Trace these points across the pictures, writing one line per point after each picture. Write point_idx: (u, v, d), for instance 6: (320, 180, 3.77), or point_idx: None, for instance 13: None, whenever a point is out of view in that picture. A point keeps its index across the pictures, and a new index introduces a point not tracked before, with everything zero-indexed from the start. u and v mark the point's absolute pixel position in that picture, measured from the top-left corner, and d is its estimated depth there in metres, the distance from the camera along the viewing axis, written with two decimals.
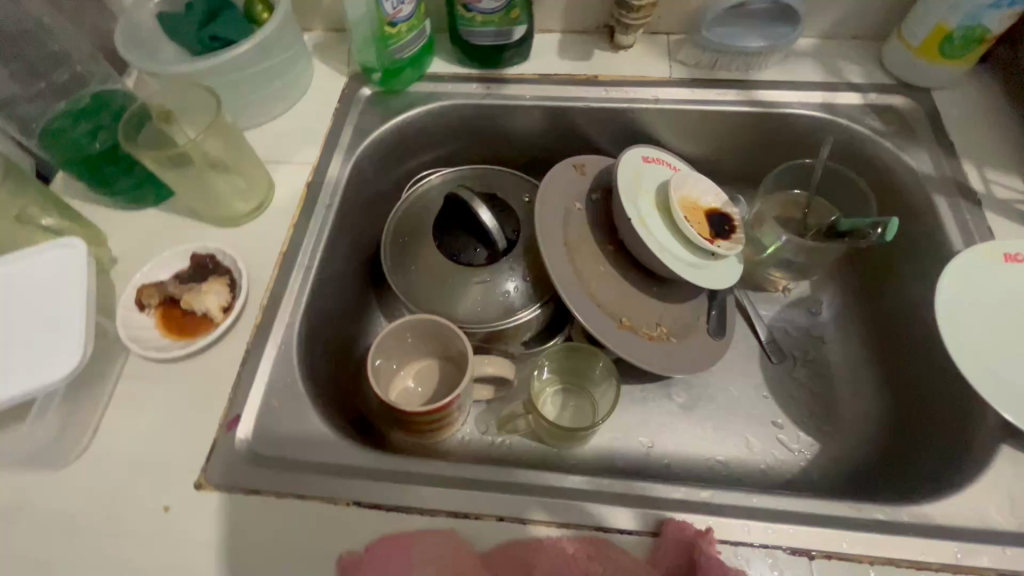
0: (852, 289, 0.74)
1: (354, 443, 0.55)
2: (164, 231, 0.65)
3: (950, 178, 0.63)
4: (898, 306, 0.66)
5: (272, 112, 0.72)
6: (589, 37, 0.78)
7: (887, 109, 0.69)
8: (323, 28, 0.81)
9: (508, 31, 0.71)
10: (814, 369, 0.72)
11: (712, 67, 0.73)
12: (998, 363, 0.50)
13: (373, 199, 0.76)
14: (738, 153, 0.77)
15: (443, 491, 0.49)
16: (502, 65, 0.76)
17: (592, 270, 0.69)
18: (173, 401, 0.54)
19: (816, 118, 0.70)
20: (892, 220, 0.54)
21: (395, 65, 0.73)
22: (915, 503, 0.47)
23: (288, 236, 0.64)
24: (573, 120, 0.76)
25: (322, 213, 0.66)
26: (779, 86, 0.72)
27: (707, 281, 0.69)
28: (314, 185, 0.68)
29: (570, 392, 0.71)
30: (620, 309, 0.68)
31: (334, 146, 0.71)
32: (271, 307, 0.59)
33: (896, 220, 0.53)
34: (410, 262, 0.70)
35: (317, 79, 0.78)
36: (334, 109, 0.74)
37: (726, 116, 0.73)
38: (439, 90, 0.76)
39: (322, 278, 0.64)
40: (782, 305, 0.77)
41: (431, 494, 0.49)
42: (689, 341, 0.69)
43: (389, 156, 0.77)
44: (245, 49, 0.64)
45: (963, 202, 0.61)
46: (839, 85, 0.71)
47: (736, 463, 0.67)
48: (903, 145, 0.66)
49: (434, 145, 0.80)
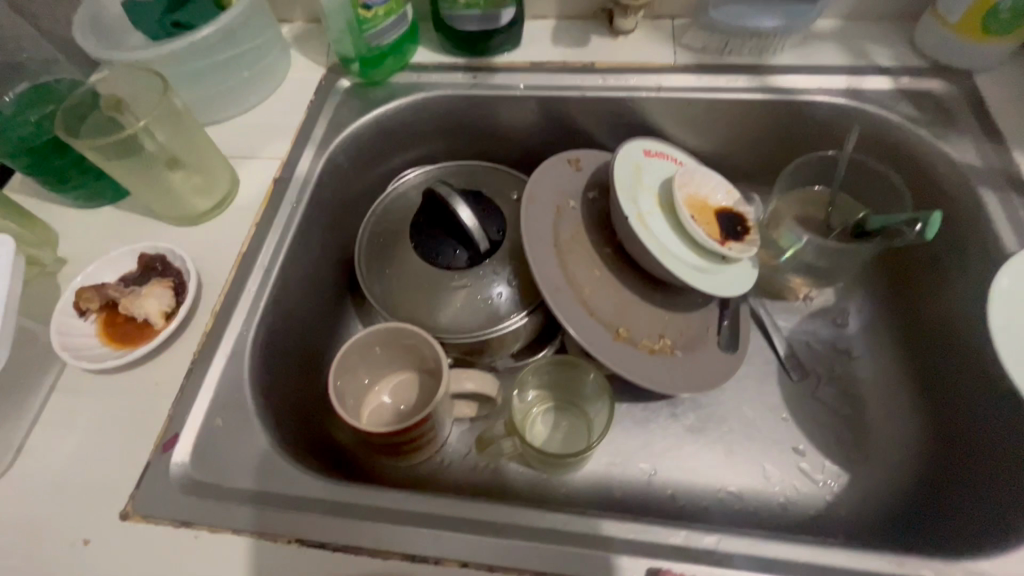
0: (882, 297, 0.65)
1: (310, 468, 0.48)
2: (118, 230, 0.59)
3: (998, 169, 0.55)
4: (940, 318, 0.57)
5: (242, 104, 0.68)
6: (585, 23, 0.72)
7: (920, 94, 0.61)
8: (303, 19, 0.77)
9: (494, 15, 0.65)
10: (841, 388, 0.63)
11: (720, 51, 0.66)
12: None
13: (350, 198, 0.70)
14: (751, 147, 0.70)
15: (402, 529, 0.42)
16: (491, 53, 0.70)
17: (587, 275, 0.62)
18: (107, 418, 0.48)
19: (839, 106, 0.63)
20: (933, 214, 0.46)
21: (374, 53, 0.68)
22: (969, 558, 0.39)
23: (249, 235, 0.58)
24: (568, 112, 0.70)
25: (288, 210, 0.61)
26: (797, 71, 0.64)
27: (715, 286, 0.61)
28: (281, 181, 0.62)
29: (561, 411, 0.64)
30: (618, 318, 0.61)
31: (306, 140, 0.66)
32: (223, 313, 0.53)
33: (938, 214, 0.45)
34: (386, 265, 0.64)
35: (294, 71, 0.73)
36: (309, 101, 0.69)
37: (737, 105, 0.66)
38: (422, 80, 0.70)
39: (286, 282, 0.58)
40: (803, 315, 0.69)
41: (388, 532, 0.42)
42: (697, 355, 0.62)
43: (369, 152, 0.71)
44: (207, 34, 0.59)
45: (1015, 196, 0.53)
46: (865, 69, 0.63)
47: (751, 495, 0.58)
48: (941, 133, 0.58)
49: (419, 141, 0.74)
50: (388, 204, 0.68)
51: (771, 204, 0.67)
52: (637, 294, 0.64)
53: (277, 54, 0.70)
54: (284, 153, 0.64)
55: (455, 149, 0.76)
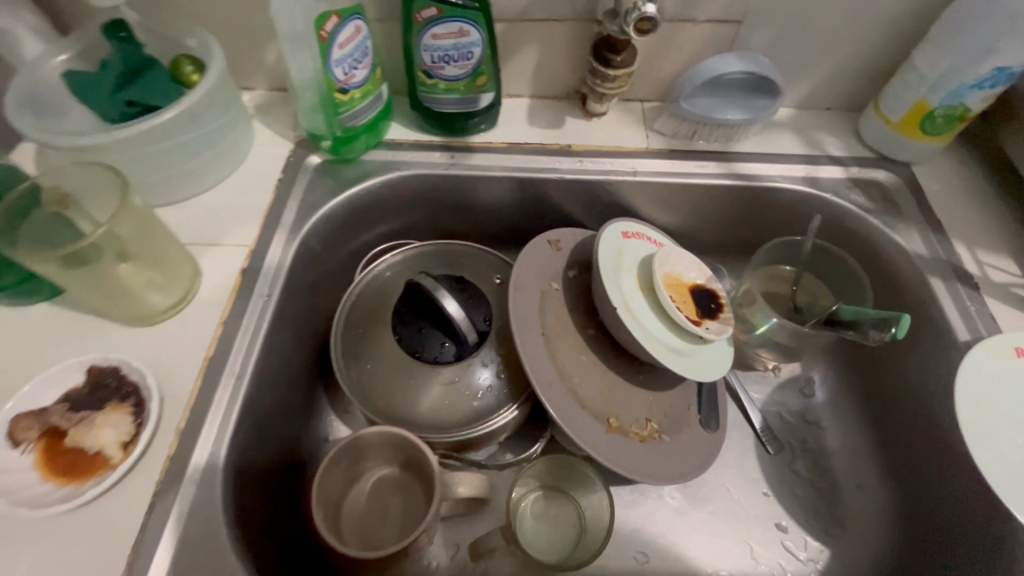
0: (844, 368, 0.69)
1: None
2: (60, 333, 0.53)
3: (943, 259, 0.60)
4: (901, 395, 0.61)
5: (202, 184, 0.63)
6: (559, 103, 0.73)
7: (870, 183, 0.67)
8: (266, 88, 0.73)
9: (473, 98, 0.65)
10: (814, 460, 0.66)
11: (690, 137, 0.69)
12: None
13: (322, 281, 0.66)
14: (720, 225, 0.73)
15: None
16: (467, 132, 0.70)
17: (574, 362, 0.62)
18: (53, 570, 0.42)
19: (800, 193, 0.67)
20: (903, 317, 0.49)
21: (347, 133, 0.65)
22: None
23: (215, 336, 0.53)
24: (546, 191, 0.70)
25: (258, 304, 0.56)
26: (760, 158, 0.68)
27: (698, 370, 0.63)
28: (249, 271, 0.58)
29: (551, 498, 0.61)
30: (607, 406, 0.61)
31: (276, 224, 0.62)
32: (189, 431, 0.48)
33: (908, 318, 0.48)
34: (364, 357, 0.60)
35: (259, 145, 0.69)
36: (277, 180, 0.66)
37: (708, 189, 0.69)
38: (398, 158, 0.68)
39: (258, 386, 0.53)
40: (773, 386, 0.71)
41: None
42: (682, 438, 0.63)
43: (341, 231, 0.68)
44: (167, 117, 0.55)
45: (961, 286, 0.58)
46: (820, 158, 0.68)
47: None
48: (891, 223, 0.63)
49: (392, 217, 0.72)
50: (363, 288, 0.64)
51: (742, 282, 0.70)
52: (622, 377, 0.64)
53: (240, 130, 0.66)
54: (252, 240, 0.60)
55: (429, 224, 0.74)
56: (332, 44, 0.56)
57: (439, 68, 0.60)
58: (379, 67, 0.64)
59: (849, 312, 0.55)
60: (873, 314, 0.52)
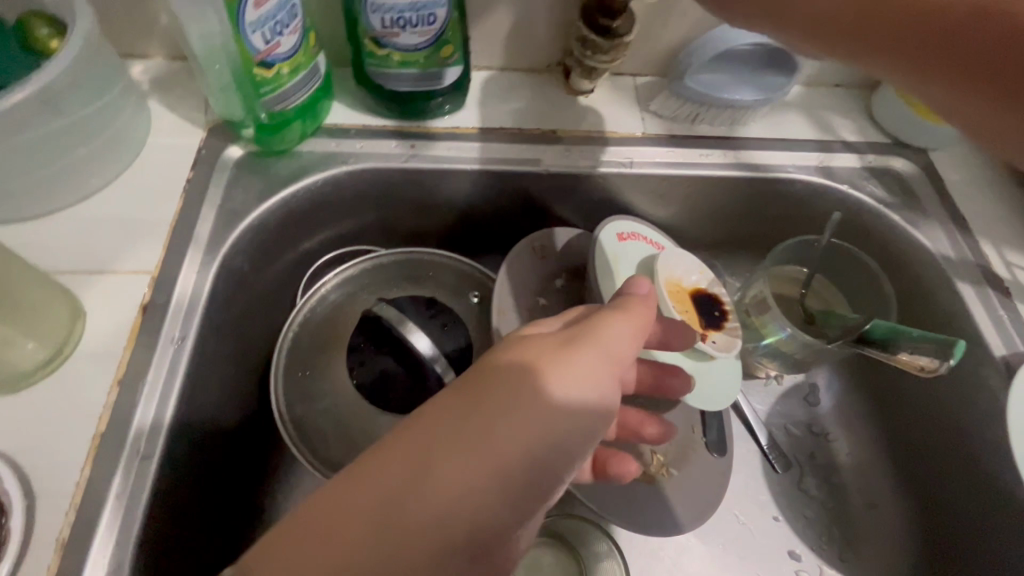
0: (853, 374, 0.64)
1: None
2: None
3: (972, 261, 0.54)
4: (920, 409, 0.56)
5: (80, 189, 0.48)
6: (538, 78, 0.61)
7: (887, 173, 0.60)
8: (164, 56, 0.57)
9: (436, 74, 0.52)
10: (824, 478, 0.61)
11: (691, 120, 0.60)
12: None
13: (255, 306, 0.53)
14: (721, 220, 0.64)
15: None
16: (429, 115, 0.57)
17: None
18: None
19: (813, 184, 0.59)
20: (956, 342, 0.43)
21: (275, 118, 0.51)
22: None
23: (110, 401, 0.40)
24: (527, 187, 0.59)
25: (166, 352, 0.43)
26: (769, 145, 0.60)
27: (705, 396, 0.56)
28: (152, 307, 0.44)
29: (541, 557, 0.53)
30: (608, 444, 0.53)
31: (186, 240, 0.48)
32: (78, 544, 0.36)
33: (964, 344, 0.42)
34: (316, 404, 0.49)
35: (159, 133, 0.53)
36: (185, 180, 0.51)
37: (711, 182, 0.60)
38: (343, 149, 0.55)
39: (173, 461, 0.41)
40: (778, 396, 0.65)
41: None
42: (690, 469, 0.55)
43: (275, 243, 0.54)
44: (17, 100, 0.40)
45: (991, 291, 0.52)
46: (833, 144, 0.61)
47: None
48: (913, 219, 0.57)
49: (340, 220, 0.58)
50: (309, 315, 0.52)
51: (748, 285, 0.62)
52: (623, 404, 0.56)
53: (130, 114, 0.50)
54: (154, 264, 0.46)
55: (386, 226, 0.61)
56: (244, 0, 0.41)
57: (392, 34, 0.47)
58: (313, 32, 0.50)
59: (879, 329, 0.49)
60: (909, 334, 0.46)
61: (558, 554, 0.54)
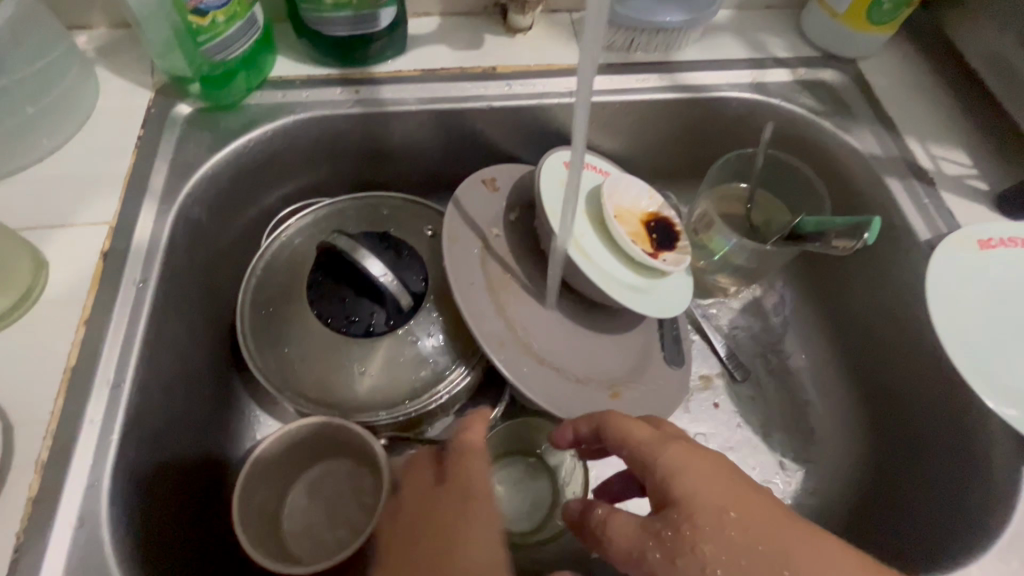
0: (804, 284, 0.66)
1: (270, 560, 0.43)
2: None
3: (899, 158, 0.57)
4: (864, 303, 0.59)
5: (33, 151, 0.50)
6: (477, 20, 0.63)
7: (818, 85, 0.62)
8: (107, 25, 0.58)
9: (370, 16, 0.53)
10: (781, 383, 0.63)
11: (628, 48, 0.62)
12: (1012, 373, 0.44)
13: (218, 257, 0.56)
14: (666, 146, 0.67)
15: None
16: (370, 61, 0.58)
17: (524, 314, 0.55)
18: None
19: (747, 101, 0.62)
20: (871, 220, 0.46)
21: (218, 70, 0.53)
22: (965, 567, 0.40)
23: (78, 339, 0.43)
24: (473, 125, 0.61)
25: (128, 292, 0.45)
26: (703, 67, 0.62)
27: (658, 306, 0.57)
28: (112, 254, 0.46)
29: (516, 468, 0.57)
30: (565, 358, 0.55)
31: (141, 192, 0.50)
32: (57, 465, 0.38)
33: (877, 220, 0.45)
34: (281, 339, 0.51)
35: (108, 97, 0.55)
36: (138, 138, 0.53)
37: (651, 106, 0.62)
38: (291, 100, 0.57)
39: (143, 392, 0.44)
40: (735, 312, 0.67)
41: None
42: (648, 379, 0.58)
43: (232, 196, 0.56)
44: None
45: (917, 183, 0.55)
46: (766, 61, 0.63)
47: None
48: (843, 125, 0.60)
49: (296, 171, 0.60)
50: (270, 258, 0.54)
51: (695, 205, 0.64)
52: (579, 322, 0.58)
53: (72, 76, 0.52)
54: (112, 214, 0.48)
55: (343, 175, 0.63)
56: None
57: None
58: None
59: (803, 223, 0.54)
60: (825, 222, 0.51)
61: (528, 463, 0.57)
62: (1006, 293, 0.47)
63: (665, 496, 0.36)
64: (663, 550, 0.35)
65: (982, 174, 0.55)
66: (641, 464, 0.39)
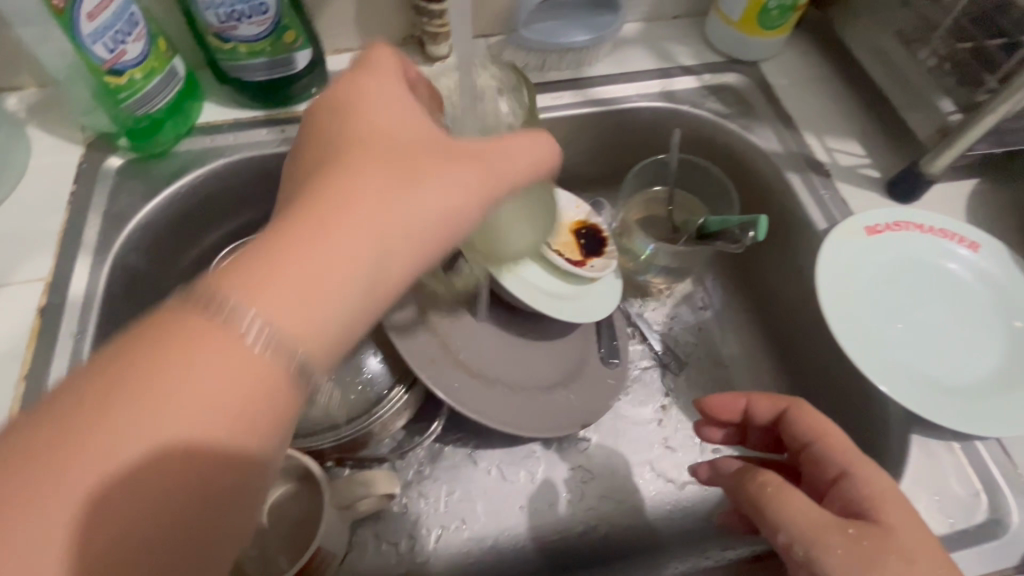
0: (730, 276, 0.70)
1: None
2: None
3: (797, 153, 0.60)
4: (780, 290, 0.63)
5: None
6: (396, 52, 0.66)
7: (723, 88, 0.66)
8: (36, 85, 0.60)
9: (286, 60, 0.56)
10: (714, 372, 0.67)
11: (541, 68, 0.65)
12: (898, 352, 0.48)
13: (160, 300, 0.58)
14: (590, 156, 0.70)
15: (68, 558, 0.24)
16: (293, 100, 0.61)
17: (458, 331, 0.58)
18: None
19: (658, 109, 0.65)
20: (760, 218, 0.50)
21: (143, 122, 0.55)
22: None
23: (20, 395, 0.45)
24: None
25: (66, 344, 0.47)
26: (614, 81, 0.65)
27: (586, 311, 0.61)
28: (49, 309, 0.48)
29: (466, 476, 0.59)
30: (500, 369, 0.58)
31: (75, 246, 0.52)
32: None
33: (763, 219, 0.49)
34: None
35: (40, 155, 0.57)
36: (70, 194, 0.55)
37: (568, 121, 0.65)
38: (219, 144, 0.59)
39: None
40: (669, 307, 0.69)
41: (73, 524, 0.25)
42: (582, 382, 0.61)
43: (169, 240, 0.58)
44: None
45: (815, 176, 0.59)
46: (673, 70, 0.66)
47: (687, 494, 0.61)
48: (747, 125, 0.63)
49: (231, 210, 0.62)
50: None
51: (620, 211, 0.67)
52: (513, 334, 0.61)
53: None
54: (47, 271, 0.50)
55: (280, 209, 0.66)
56: (74, 14, 0.45)
57: (231, 28, 0.51)
58: (162, 36, 0.53)
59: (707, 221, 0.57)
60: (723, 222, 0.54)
61: None
62: (888, 276, 0.51)
63: (875, 505, 0.37)
64: (854, 554, 0.34)
65: (874, 162, 0.59)
66: (840, 469, 0.40)
